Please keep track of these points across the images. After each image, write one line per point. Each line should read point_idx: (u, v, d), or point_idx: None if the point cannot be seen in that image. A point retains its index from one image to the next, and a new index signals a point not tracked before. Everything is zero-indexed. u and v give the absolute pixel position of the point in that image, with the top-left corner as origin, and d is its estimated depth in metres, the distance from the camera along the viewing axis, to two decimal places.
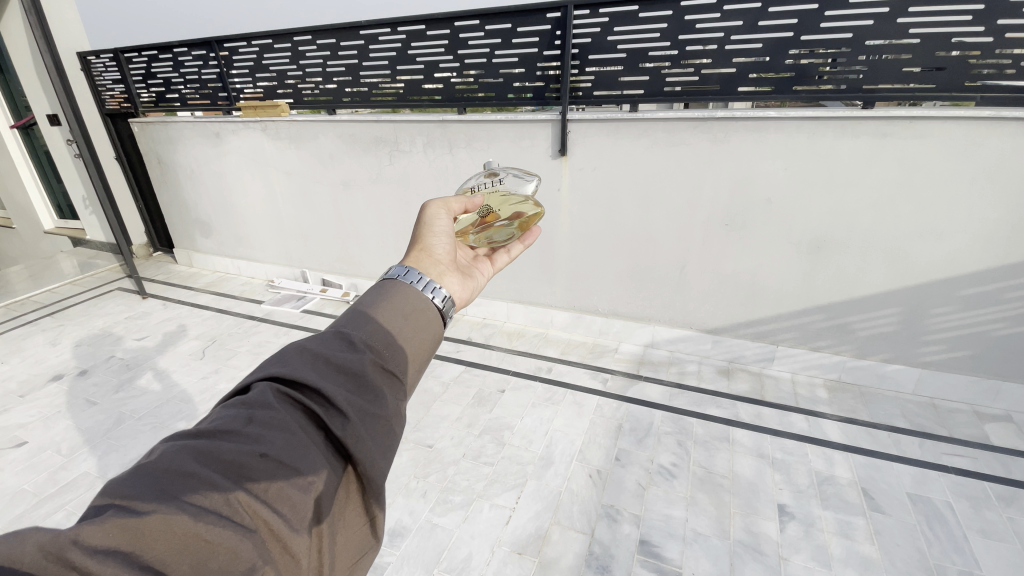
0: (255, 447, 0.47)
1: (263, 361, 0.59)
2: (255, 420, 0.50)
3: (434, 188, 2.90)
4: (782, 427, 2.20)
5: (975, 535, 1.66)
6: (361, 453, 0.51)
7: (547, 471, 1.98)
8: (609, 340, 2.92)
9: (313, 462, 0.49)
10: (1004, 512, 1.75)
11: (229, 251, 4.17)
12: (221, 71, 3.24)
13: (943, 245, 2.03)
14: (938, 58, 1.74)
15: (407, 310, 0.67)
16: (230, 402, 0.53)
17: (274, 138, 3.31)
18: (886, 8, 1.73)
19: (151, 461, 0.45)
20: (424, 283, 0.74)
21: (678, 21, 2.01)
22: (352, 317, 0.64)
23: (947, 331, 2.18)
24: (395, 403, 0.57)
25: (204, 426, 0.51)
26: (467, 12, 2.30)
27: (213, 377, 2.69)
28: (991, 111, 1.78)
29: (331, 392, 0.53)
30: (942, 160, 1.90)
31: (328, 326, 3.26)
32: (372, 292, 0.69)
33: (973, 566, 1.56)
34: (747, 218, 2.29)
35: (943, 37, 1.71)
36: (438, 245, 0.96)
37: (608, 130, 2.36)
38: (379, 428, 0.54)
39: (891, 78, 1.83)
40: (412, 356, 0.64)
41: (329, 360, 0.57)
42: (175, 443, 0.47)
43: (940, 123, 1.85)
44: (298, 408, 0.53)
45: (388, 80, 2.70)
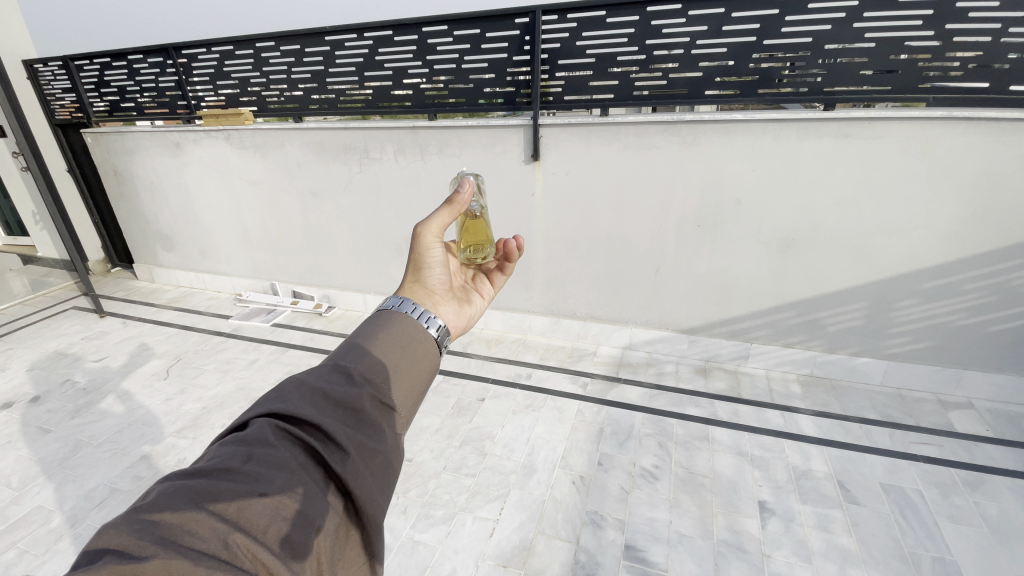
0: (255, 487, 0.48)
1: (262, 399, 0.60)
2: (254, 458, 0.51)
3: (406, 195, 2.85)
4: (759, 424, 2.23)
5: (945, 520, 1.70)
6: (360, 489, 0.52)
7: (530, 480, 1.95)
8: (587, 343, 2.91)
9: (311, 501, 0.49)
10: (971, 497, 1.80)
11: (193, 264, 4.01)
12: (178, 79, 3.12)
13: (904, 240, 2.09)
14: (891, 61, 1.80)
15: (401, 342, 0.69)
16: (230, 439, 0.54)
17: (238, 148, 3.21)
18: (844, 13, 1.77)
19: (147, 503, 0.45)
20: (419, 313, 0.77)
21: (645, 26, 2.02)
22: (349, 350, 0.66)
23: (909, 324, 2.26)
24: (392, 439, 0.59)
25: (202, 466, 0.51)
26: (434, 17, 2.26)
27: (179, 397, 2.56)
28: (941, 111, 1.84)
29: (330, 428, 0.55)
30: (900, 159, 1.95)
31: (299, 340, 3.15)
32: (368, 323, 0.71)
33: (946, 552, 1.59)
34: (718, 218, 2.31)
35: (897, 41, 1.76)
36: (431, 274, 0.93)
37: (580, 134, 2.36)
38: (376, 463, 0.56)
39: (850, 81, 1.88)
40: (407, 387, 0.66)
41: (327, 395, 0.59)
42: (172, 483, 0.47)
43: (897, 123, 1.90)
44: (297, 444, 0.54)
45: (356, 86, 2.64)
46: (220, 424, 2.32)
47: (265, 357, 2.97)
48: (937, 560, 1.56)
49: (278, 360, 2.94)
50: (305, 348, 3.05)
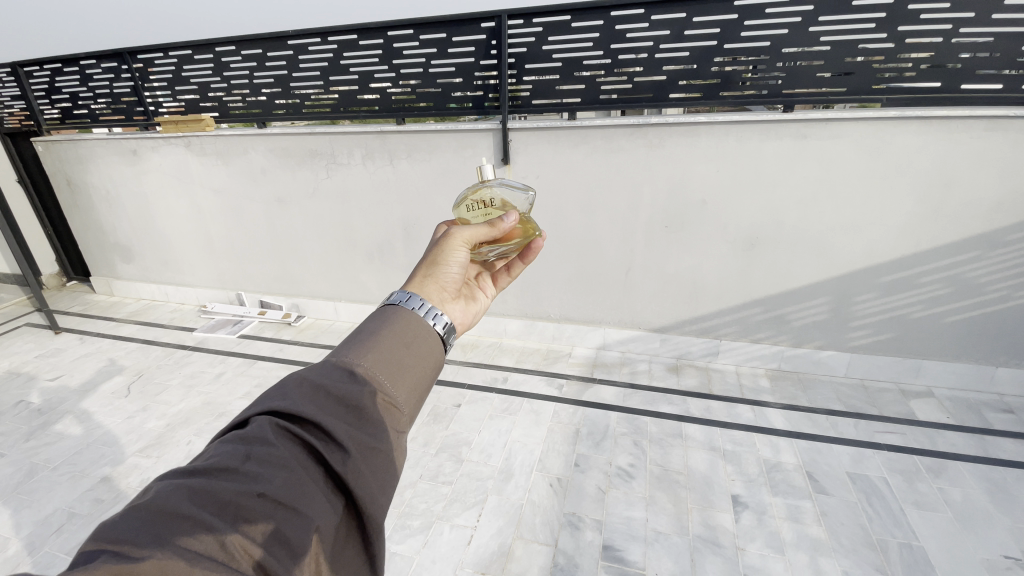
0: (254, 487, 0.46)
1: (262, 394, 0.57)
2: (253, 456, 0.48)
3: (375, 201, 2.81)
4: (730, 419, 2.27)
5: (910, 507, 1.76)
6: (361, 491, 0.50)
7: (507, 485, 1.93)
8: (562, 345, 2.92)
9: (311, 502, 0.47)
10: (934, 483, 1.86)
11: (154, 276, 3.86)
12: (134, 84, 2.99)
13: (863, 236, 2.17)
14: (847, 63, 1.86)
15: (407, 336, 0.65)
16: (228, 436, 0.52)
17: (200, 154, 3.11)
18: (798, 18, 1.83)
19: (143, 500, 0.43)
20: (427, 309, 0.71)
21: (609, 30, 2.04)
22: (353, 344, 0.62)
23: (870, 317, 2.33)
24: (395, 438, 0.56)
25: (199, 462, 0.49)
26: (399, 22, 2.24)
27: (141, 415, 2.45)
28: (895, 111, 1.90)
29: (331, 427, 0.52)
30: (857, 157, 2.02)
31: (267, 351, 3.07)
32: (373, 317, 0.67)
33: (912, 537, 1.65)
34: (685, 218, 2.35)
35: (851, 44, 1.83)
36: (446, 273, 0.93)
37: (549, 138, 2.37)
38: (378, 463, 0.53)
39: (808, 83, 1.94)
40: (413, 385, 0.62)
41: (329, 392, 0.55)
42: (169, 481, 0.45)
43: (852, 124, 1.98)
44: (296, 442, 0.51)
45: (322, 91, 2.59)
46: (186, 441, 2.23)
47: (232, 370, 2.87)
48: (903, 546, 1.61)
49: (245, 372, 2.85)
50: (274, 360, 2.97)
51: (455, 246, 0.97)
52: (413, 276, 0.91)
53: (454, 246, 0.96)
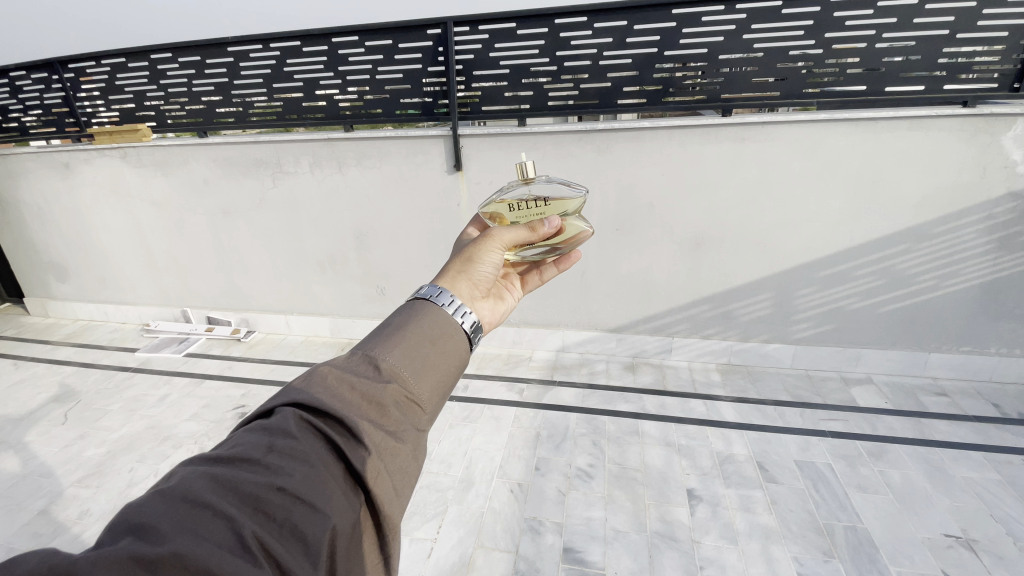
0: (275, 479, 0.44)
1: (287, 383, 0.56)
2: (276, 449, 0.47)
3: (325, 211, 2.75)
4: (684, 414, 2.32)
5: (854, 491, 1.83)
6: (378, 491, 0.50)
7: (467, 495, 1.91)
8: (522, 349, 2.93)
9: (332, 499, 0.45)
10: (876, 467, 1.94)
11: (94, 295, 3.65)
12: (65, 94, 2.83)
13: (800, 233, 2.26)
14: (780, 69, 1.94)
15: (433, 333, 0.64)
16: (253, 425, 0.51)
17: (137, 167, 2.96)
18: (733, 26, 1.90)
19: (167, 486, 0.42)
20: (456, 305, 0.70)
21: (554, 37, 2.06)
22: (380, 339, 0.62)
23: (813, 310, 2.43)
24: (414, 439, 0.56)
25: (223, 451, 0.48)
26: (343, 28, 2.19)
27: (79, 443, 2.30)
28: (825, 114, 2.01)
29: (353, 424, 0.51)
30: (793, 159, 2.12)
31: (216, 369, 2.94)
32: (402, 311, 0.66)
33: (856, 520, 1.70)
34: (635, 221, 2.40)
35: (783, 50, 1.91)
36: (477, 271, 0.91)
37: (499, 144, 2.37)
38: (396, 464, 0.52)
39: (745, 88, 2.01)
40: (437, 384, 0.61)
41: (353, 387, 0.55)
42: (193, 468, 0.45)
43: (786, 127, 2.07)
44: (318, 437, 0.50)
45: (265, 99, 2.50)
46: (129, 468, 2.10)
47: (178, 392, 2.73)
48: (848, 529, 1.66)
49: (192, 393, 2.71)
50: (223, 378, 2.84)
51: (490, 246, 0.95)
52: (446, 272, 0.90)
53: (487, 246, 0.94)
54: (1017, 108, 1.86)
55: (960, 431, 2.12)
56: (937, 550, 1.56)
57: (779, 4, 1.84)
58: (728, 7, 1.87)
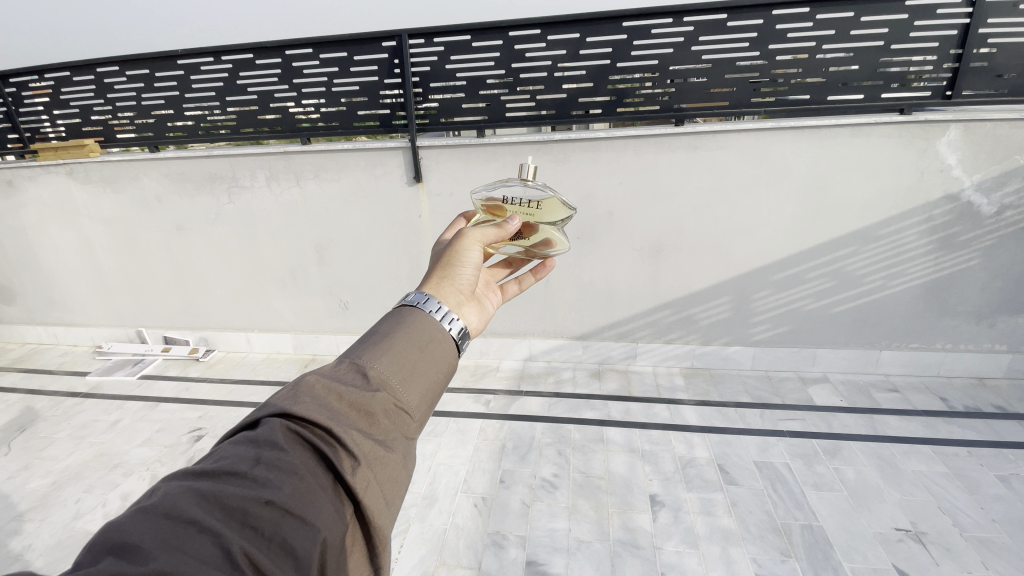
0: (262, 493, 0.42)
1: (271, 396, 0.52)
2: (263, 461, 0.44)
3: (284, 225, 2.70)
4: (647, 419, 2.34)
5: (810, 489, 1.86)
6: (370, 501, 0.46)
7: (430, 511, 1.86)
8: (490, 360, 2.91)
9: (321, 510, 0.42)
10: (831, 464, 1.99)
11: (41, 317, 3.48)
12: (7, 108, 2.71)
13: (754, 238, 2.31)
14: (728, 79, 1.99)
15: (421, 339, 0.59)
16: (237, 438, 0.47)
17: (84, 182, 2.84)
18: (681, 38, 1.95)
19: (149, 502, 0.39)
20: (443, 312, 0.65)
21: (509, 50, 2.08)
22: (366, 346, 0.58)
23: (769, 312, 2.49)
24: (405, 446, 0.52)
25: (207, 464, 0.45)
26: (297, 40, 2.16)
27: (23, 475, 2.18)
28: (774, 122, 2.06)
29: (342, 433, 0.47)
30: (744, 166, 2.17)
31: (172, 391, 2.83)
32: (388, 318, 0.62)
33: (812, 518, 1.73)
34: (594, 230, 2.42)
35: (729, 62, 1.96)
36: (461, 274, 0.88)
37: (457, 155, 2.36)
38: (387, 474, 0.48)
39: (696, 98, 2.05)
40: (426, 390, 0.57)
41: (340, 396, 0.51)
42: (177, 483, 0.42)
43: (736, 135, 2.12)
44: (305, 447, 0.47)
45: (218, 112, 2.45)
46: (75, 499, 2.00)
47: (131, 416, 2.62)
48: (805, 527, 1.69)
49: (145, 417, 2.60)
50: (179, 401, 2.74)
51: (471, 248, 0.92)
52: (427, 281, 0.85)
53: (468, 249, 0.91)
54: (950, 115, 1.95)
55: (911, 426, 2.19)
56: (888, 544, 1.60)
57: (725, 16, 1.89)
58: (676, 20, 1.92)
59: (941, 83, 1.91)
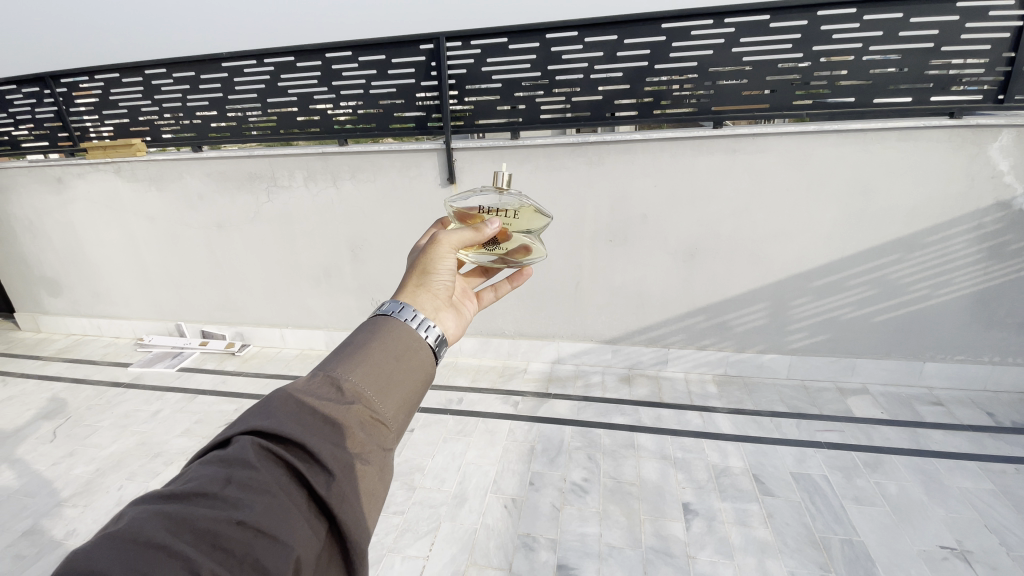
0: (234, 513, 0.40)
1: (243, 413, 0.51)
2: (234, 480, 0.43)
3: (320, 224, 2.74)
4: (680, 426, 2.29)
5: (851, 503, 1.79)
6: (346, 516, 0.45)
7: (461, 510, 1.86)
8: (517, 361, 2.90)
9: (293, 528, 0.41)
10: (872, 478, 1.91)
11: (85, 309, 3.61)
12: (58, 109, 2.80)
13: (793, 243, 2.25)
14: (769, 81, 1.94)
15: (396, 348, 0.61)
16: (208, 457, 0.46)
17: (131, 181, 2.94)
18: (722, 39, 1.90)
19: (114, 529, 0.37)
20: (418, 319, 0.67)
21: (545, 52, 2.06)
22: (341, 359, 0.57)
23: (807, 319, 2.42)
24: (381, 458, 0.51)
25: (175, 488, 0.43)
26: (337, 44, 2.19)
27: (68, 461, 2.26)
28: (816, 125, 2.00)
29: (316, 447, 0.47)
30: (784, 170, 2.11)
31: (209, 384, 2.90)
32: (361, 329, 0.63)
33: (852, 533, 1.67)
34: (627, 233, 2.39)
35: (772, 63, 1.90)
36: (438, 281, 0.88)
37: (493, 157, 2.36)
38: (363, 486, 0.48)
39: (735, 101, 2.01)
40: (400, 402, 0.58)
41: (314, 409, 0.50)
42: (143, 508, 0.40)
43: (777, 138, 2.07)
44: (278, 464, 0.46)
45: (258, 113, 2.50)
46: (117, 486, 2.06)
47: (170, 407, 2.69)
48: (845, 542, 1.63)
49: (184, 409, 2.67)
50: (216, 393, 2.80)
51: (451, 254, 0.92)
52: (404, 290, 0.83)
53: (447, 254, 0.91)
54: (1002, 120, 1.87)
55: (956, 441, 2.09)
56: (933, 563, 1.53)
57: (768, 17, 1.84)
58: (717, 21, 1.88)
59: (991, 87, 1.84)
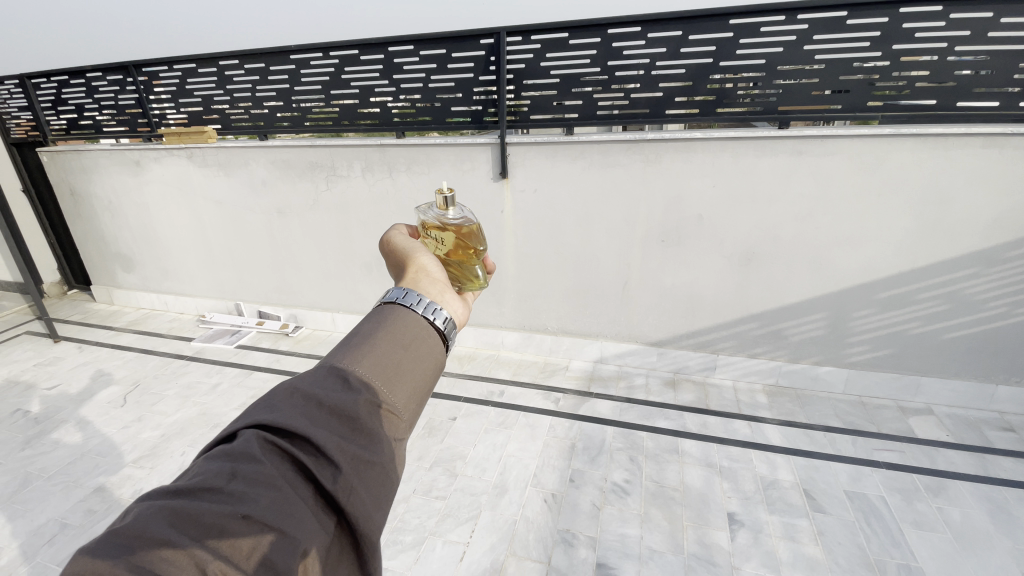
0: (240, 506, 0.39)
1: (252, 406, 0.49)
2: (238, 475, 0.41)
3: (374, 214, 2.79)
4: (727, 435, 2.21)
5: (909, 527, 1.69)
6: (354, 510, 0.42)
7: (501, 501, 1.88)
8: (559, 358, 2.86)
9: (302, 522, 0.39)
10: (934, 503, 1.80)
11: (154, 285, 3.84)
12: (139, 96, 2.98)
13: (860, 251, 2.12)
14: (842, 81, 1.84)
15: (406, 335, 0.54)
16: (214, 451, 0.44)
17: (201, 166, 3.09)
18: (793, 36, 1.81)
19: (122, 525, 0.37)
20: (424, 304, 0.60)
21: (606, 48, 2.04)
22: (347, 347, 0.52)
23: (870, 332, 2.27)
24: (393, 449, 0.47)
25: (183, 482, 0.42)
26: (400, 38, 2.23)
27: (135, 426, 2.41)
28: (890, 128, 1.87)
29: (321, 441, 0.43)
30: (852, 176, 1.99)
31: (263, 362, 3.03)
32: (370, 314, 0.57)
33: (910, 558, 1.58)
34: (681, 233, 2.31)
35: (846, 62, 1.80)
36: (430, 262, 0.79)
37: (547, 152, 2.34)
38: (372, 479, 0.44)
39: (803, 101, 1.92)
40: (413, 391, 0.52)
41: (320, 402, 0.47)
42: (151, 503, 0.39)
43: (848, 140, 1.94)
44: (286, 459, 0.43)
45: (322, 104, 2.58)
46: (180, 452, 2.19)
47: (228, 381, 2.83)
48: (902, 567, 1.55)
49: (241, 383, 2.81)
50: (270, 371, 2.93)
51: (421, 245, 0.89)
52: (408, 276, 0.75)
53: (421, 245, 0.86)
54: None
55: None
56: None
57: (844, 14, 1.74)
58: (789, 18, 1.79)
59: None
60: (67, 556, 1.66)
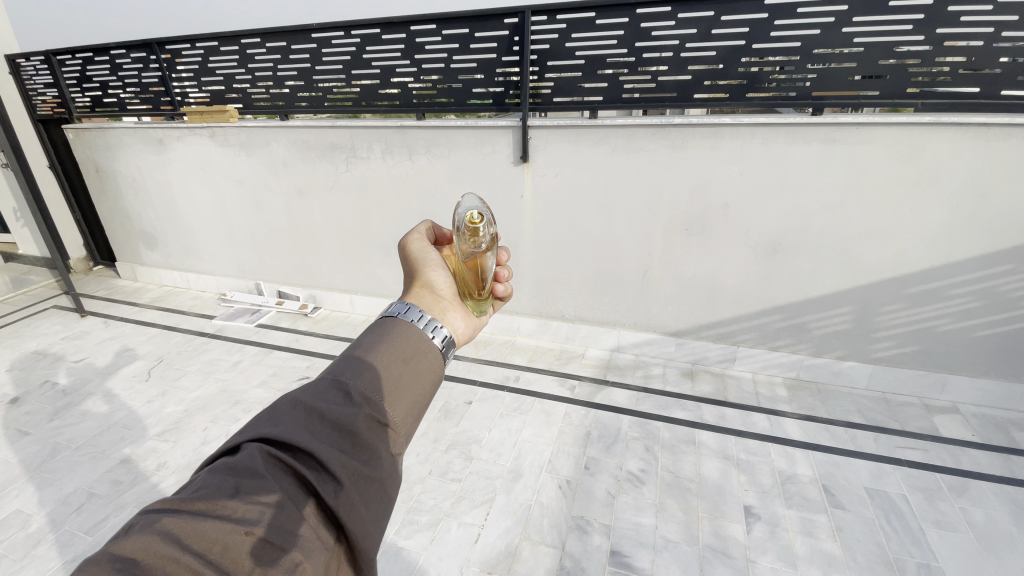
0: (242, 523, 0.36)
1: (253, 416, 0.46)
2: (243, 490, 0.39)
3: (393, 196, 2.76)
4: (746, 427, 2.17)
5: (930, 527, 1.65)
6: (355, 527, 0.39)
7: (516, 485, 1.88)
8: (575, 346, 2.83)
9: (304, 538, 0.38)
10: (955, 503, 1.75)
11: (175, 263, 3.88)
12: (161, 74, 2.98)
13: (892, 245, 2.03)
14: (879, 66, 1.75)
15: (407, 349, 0.51)
16: (216, 465, 0.41)
17: (222, 145, 3.08)
18: (832, 18, 1.72)
19: (120, 541, 0.34)
20: (425, 321, 0.57)
21: (634, 28, 1.96)
22: (347, 358, 0.49)
23: (896, 328, 2.20)
24: (394, 464, 0.44)
25: (184, 495, 0.39)
26: (422, 16, 2.17)
27: (159, 400, 2.46)
28: (931, 116, 1.78)
29: (323, 455, 0.41)
30: (889, 165, 1.90)
31: (281, 341, 3.05)
32: (372, 327, 0.53)
33: (931, 558, 1.55)
34: (704, 224, 2.25)
35: (887, 46, 1.71)
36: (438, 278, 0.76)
37: (569, 137, 2.28)
38: (373, 496, 0.41)
39: (839, 86, 1.83)
40: (412, 404, 0.49)
41: (323, 416, 0.44)
42: (153, 517, 0.36)
43: (884, 128, 1.85)
44: (289, 474, 0.41)
45: (343, 84, 2.53)
46: (203, 427, 2.23)
47: (249, 358, 2.86)
48: (922, 566, 1.52)
49: (261, 361, 2.84)
50: (287, 350, 2.94)
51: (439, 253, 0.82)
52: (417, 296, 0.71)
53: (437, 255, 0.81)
54: None
55: None
56: None
57: None
58: None
59: None
60: (94, 525, 1.71)
